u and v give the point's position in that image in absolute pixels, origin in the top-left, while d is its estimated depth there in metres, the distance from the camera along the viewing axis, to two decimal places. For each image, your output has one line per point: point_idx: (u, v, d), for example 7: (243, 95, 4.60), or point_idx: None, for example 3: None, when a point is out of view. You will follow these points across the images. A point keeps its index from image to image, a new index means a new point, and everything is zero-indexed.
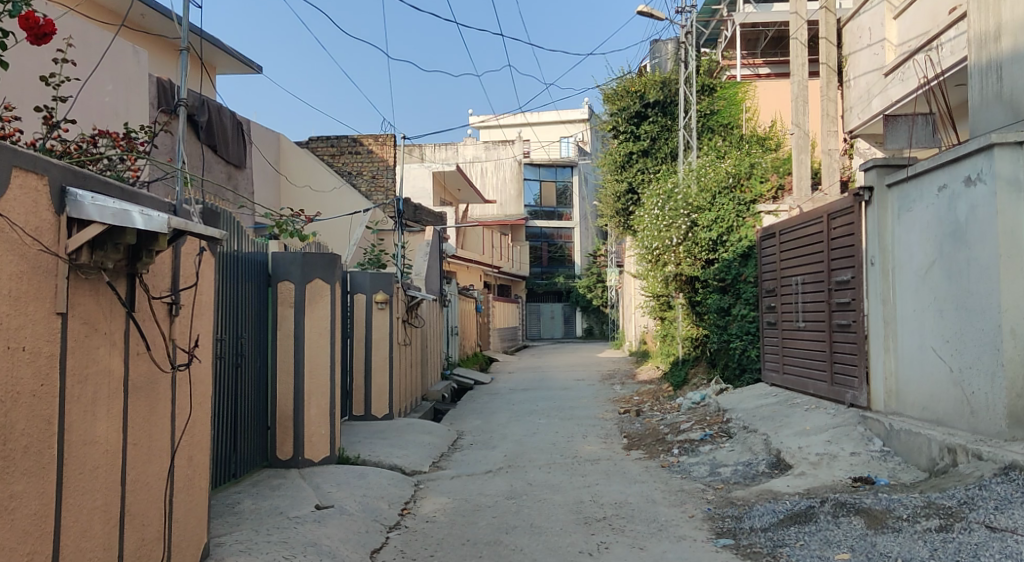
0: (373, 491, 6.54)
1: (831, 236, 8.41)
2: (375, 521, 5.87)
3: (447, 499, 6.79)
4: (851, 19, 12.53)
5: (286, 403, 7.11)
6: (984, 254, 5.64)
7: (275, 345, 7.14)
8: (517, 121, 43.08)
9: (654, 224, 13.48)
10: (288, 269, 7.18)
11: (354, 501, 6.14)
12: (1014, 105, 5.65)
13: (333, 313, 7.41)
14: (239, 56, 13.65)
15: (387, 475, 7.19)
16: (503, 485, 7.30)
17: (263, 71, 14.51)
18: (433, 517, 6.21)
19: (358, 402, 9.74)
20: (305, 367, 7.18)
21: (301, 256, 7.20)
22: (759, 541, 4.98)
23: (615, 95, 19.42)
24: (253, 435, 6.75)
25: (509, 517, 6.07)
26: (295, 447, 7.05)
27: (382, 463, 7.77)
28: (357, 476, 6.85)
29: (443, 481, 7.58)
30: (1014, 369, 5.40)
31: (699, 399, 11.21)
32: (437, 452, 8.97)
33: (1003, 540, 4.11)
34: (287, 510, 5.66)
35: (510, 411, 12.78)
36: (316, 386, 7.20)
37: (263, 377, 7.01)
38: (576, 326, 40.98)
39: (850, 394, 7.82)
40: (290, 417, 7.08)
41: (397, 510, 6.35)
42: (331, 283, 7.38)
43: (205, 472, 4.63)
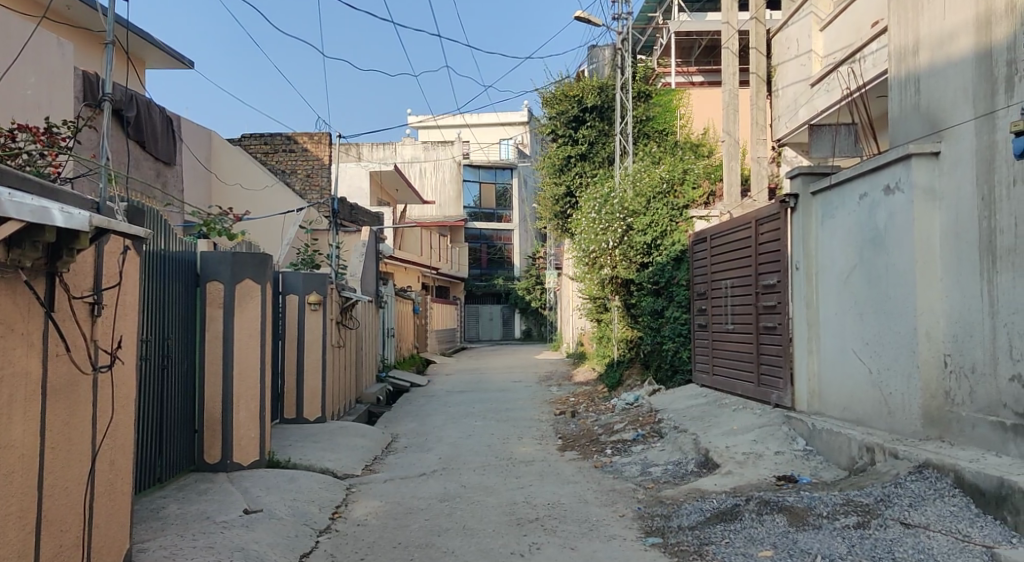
0: (303, 495, 6.39)
1: (758, 242, 8.68)
2: (305, 524, 5.73)
3: (380, 502, 6.71)
4: (780, 30, 12.88)
5: (214, 405, 6.88)
6: (901, 259, 5.87)
7: (203, 347, 6.90)
8: (456, 122, 42.93)
9: (591, 227, 13.57)
10: (216, 268, 6.91)
11: (285, 505, 5.98)
12: (931, 117, 5.89)
13: (264, 314, 7.21)
14: (171, 51, 13.16)
15: (319, 478, 7.04)
16: (437, 488, 7.23)
17: (195, 66, 14.03)
18: (365, 520, 6.10)
19: (289, 405, 9.50)
20: (234, 369, 6.96)
21: (230, 255, 6.96)
22: (686, 539, 5.07)
23: (554, 99, 19.58)
24: (180, 438, 6.50)
25: (442, 520, 6.01)
26: (223, 450, 6.82)
27: (313, 467, 7.60)
28: (287, 480, 6.67)
29: (377, 484, 7.47)
30: (928, 371, 5.64)
31: (633, 400, 11.40)
32: (370, 455, 8.83)
33: (915, 536, 4.30)
34: (214, 514, 5.47)
35: (447, 413, 12.75)
36: (245, 389, 7.00)
37: (190, 378, 6.75)
38: (515, 328, 41.16)
39: (775, 395, 8.09)
40: (219, 419, 6.85)
41: (327, 513, 6.21)
42: (261, 284, 7.18)
43: (129, 476, 4.41)
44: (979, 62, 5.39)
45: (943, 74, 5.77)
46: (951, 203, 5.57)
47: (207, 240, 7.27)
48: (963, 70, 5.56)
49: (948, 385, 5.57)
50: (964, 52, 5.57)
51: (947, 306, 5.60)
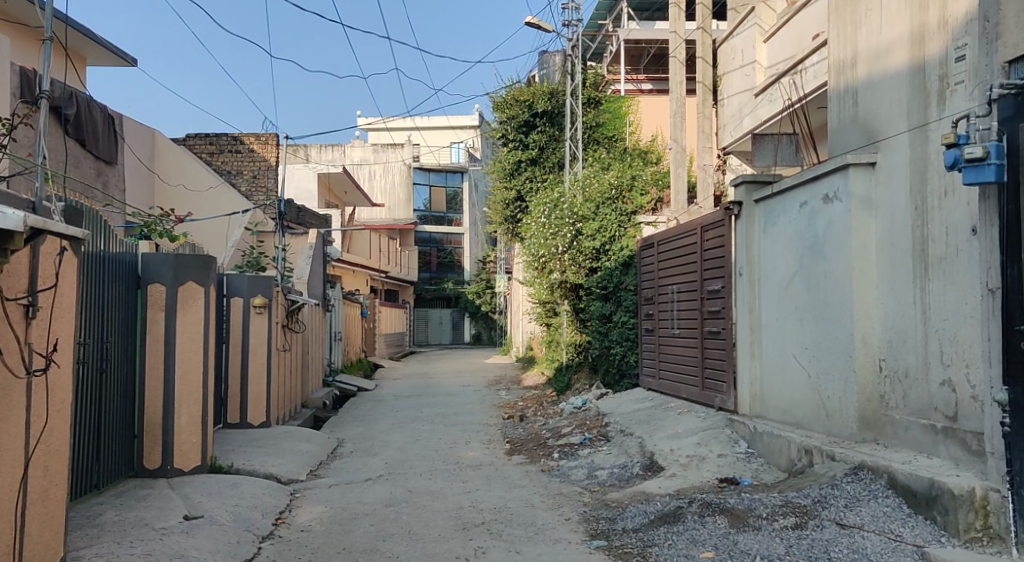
0: (246, 501, 6.22)
1: (704, 248, 8.85)
2: (248, 530, 5.57)
3: (325, 507, 6.58)
4: (726, 40, 13.16)
5: (154, 410, 6.65)
6: (840, 266, 6.05)
7: (144, 351, 6.67)
8: (406, 125, 42.71)
9: (540, 231, 13.61)
10: (159, 270, 6.72)
11: (227, 511, 5.81)
12: (867, 128, 6.09)
13: (207, 318, 7.02)
14: (113, 48, 12.75)
15: (262, 484, 6.87)
16: (383, 493, 7.14)
17: (138, 64, 13.61)
18: (309, 526, 5.97)
19: (232, 410, 9.26)
20: (176, 373, 6.74)
21: (172, 257, 6.76)
22: (630, 542, 5.13)
23: (505, 103, 19.64)
24: (118, 443, 6.27)
25: (387, 525, 5.94)
26: (163, 456, 6.59)
27: (256, 472, 7.41)
28: (229, 486, 6.49)
29: (321, 489, 7.33)
30: (864, 375, 5.81)
31: (580, 404, 11.47)
32: (315, 460, 8.67)
33: (850, 536, 4.40)
34: (153, 521, 5.28)
35: (394, 417, 12.63)
36: (188, 392, 6.80)
37: (130, 383, 6.52)
38: (465, 332, 41.13)
39: (719, 399, 8.28)
40: (160, 424, 6.62)
41: (270, 519, 6.05)
42: (205, 287, 6.99)
43: (64, 482, 4.20)
44: (913, 76, 5.57)
45: (880, 86, 5.97)
46: (885, 212, 5.76)
47: (149, 242, 7.06)
48: (898, 83, 5.74)
49: (882, 389, 5.74)
50: (898, 66, 5.75)
51: (881, 313, 5.78)
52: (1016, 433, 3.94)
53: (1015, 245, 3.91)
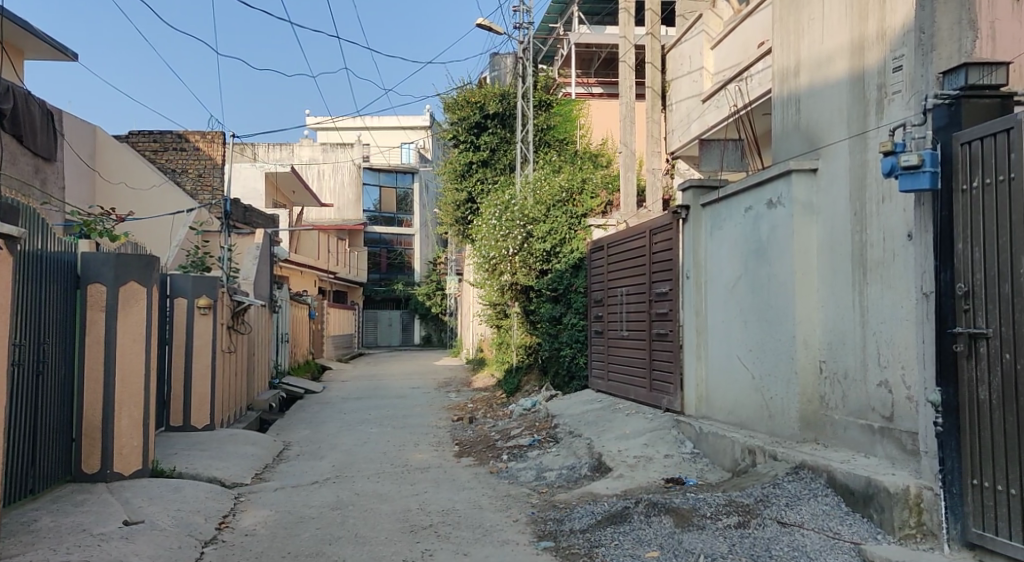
0: (188, 505, 6.04)
1: (652, 251, 8.98)
2: (190, 535, 5.41)
3: (270, 511, 6.44)
4: (675, 46, 13.36)
5: (94, 412, 6.40)
6: (782, 269, 6.19)
7: (82, 353, 6.41)
8: (356, 124, 42.25)
9: (491, 233, 13.59)
10: (99, 270, 6.50)
11: (168, 516, 5.64)
12: (809, 135, 6.26)
13: (149, 319, 6.80)
14: (52, 42, 12.25)
15: (205, 488, 6.68)
16: (330, 496, 7.02)
17: (79, 58, 13.10)
18: (253, 530, 5.83)
19: (175, 412, 8.97)
20: (116, 375, 6.50)
21: (114, 256, 6.54)
22: (578, 542, 5.16)
23: (456, 105, 19.61)
24: (55, 447, 6.01)
25: (333, 528, 5.84)
26: (103, 459, 6.35)
27: (199, 476, 7.21)
28: (171, 490, 6.30)
29: (267, 493, 7.17)
30: (805, 376, 5.96)
31: (530, 406, 11.48)
32: (261, 464, 8.47)
33: (791, 534, 4.49)
34: (90, 526, 5.10)
35: (342, 420, 12.43)
36: (129, 393, 6.56)
37: (68, 385, 6.26)
38: (414, 334, 40.90)
39: (666, 400, 8.41)
40: (99, 427, 6.38)
41: (214, 523, 5.88)
42: (147, 287, 6.79)
43: None
44: (853, 85, 5.74)
45: (821, 95, 6.14)
46: (826, 217, 5.91)
47: (89, 242, 6.84)
48: (838, 91, 5.90)
49: (822, 390, 5.90)
50: (839, 75, 5.92)
51: (822, 316, 5.94)
52: (948, 434, 3.96)
53: (947, 249, 3.99)
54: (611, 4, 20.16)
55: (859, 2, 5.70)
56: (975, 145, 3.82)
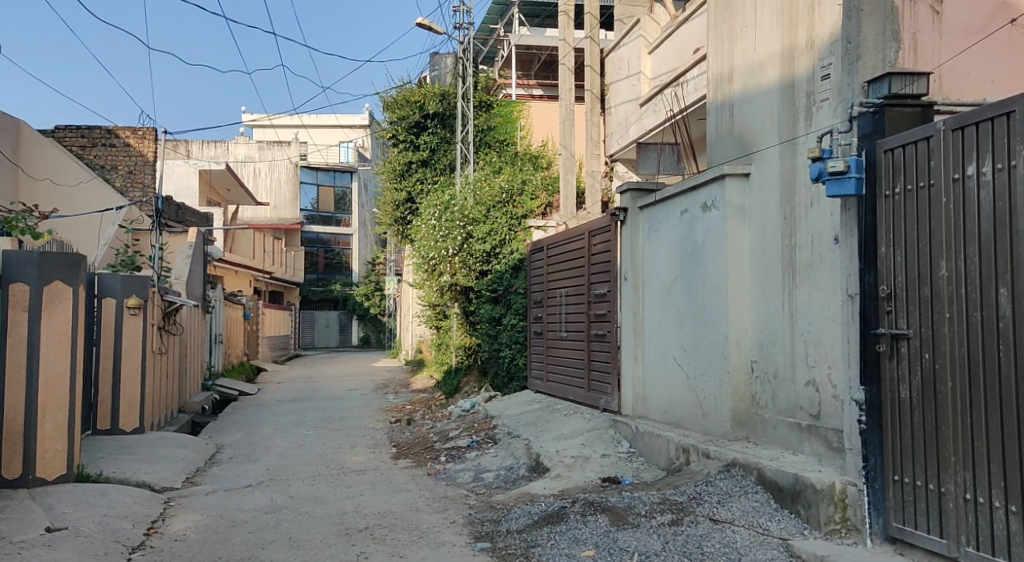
0: (115, 511, 5.80)
1: (591, 253, 9.09)
2: (116, 541, 5.20)
3: (200, 515, 6.22)
4: (613, 51, 13.55)
5: (15, 416, 6.05)
6: (716, 271, 6.33)
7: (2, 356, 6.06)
8: (293, 122, 41.39)
9: (430, 233, 13.49)
10: (22, 269, 6.17)
11: (93, 521, 5.40)
12: (742, 140, 6.42)
13: (76, 320, 6.52)
14: None
15: (133, 492, 6.43)
16: (263, 500, 6.85)
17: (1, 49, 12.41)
18: (183, 535, 5.63)
19: (103, 415, 8.59)
20: (40, 378, 6.19)
21: (38, 254, 6.23)
22: (514, 542, 5.16)
23: (395, 104, 19.44)
24: None
25: (267, 532, 5.69)
26: (25, 464, 6.03)
27: (127, 481, 6.94)
28: (97, 495, 6.04)
29: (198, 497, 6.94)
30: (737, 376, 6.10)
31: (469, 407, 11.43)
32: (192, 467, 8.20)
33: (722, 531, 4.57)
34: (8, 534, 4.84)
35: (277, 422, 12.15)
36: (53, 396, 6.25)
37: None
38: (352, 335, 40.40)
39: (604, 400, 8.51)
40: (21, 431, 6.04)
41: (142, 529, 5.66)
42: (74, 287, 6.51)
43: None
44: (784, 91, 5.90)
45: (753, 101, 6.30)
46: (758, 221, 6.06)
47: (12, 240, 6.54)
48: (770, 98, 6.07)
49: (753, 390, 6.06)
50: (770, 82, 6.08)
51: (753, 318, 6.09)
52: (871, 431, 4.11)
53: (871, 253, 4.14)
54: (551, 7, 20.27)
55: (789, 11, 5.88)
56: (898, 152, 3.95)
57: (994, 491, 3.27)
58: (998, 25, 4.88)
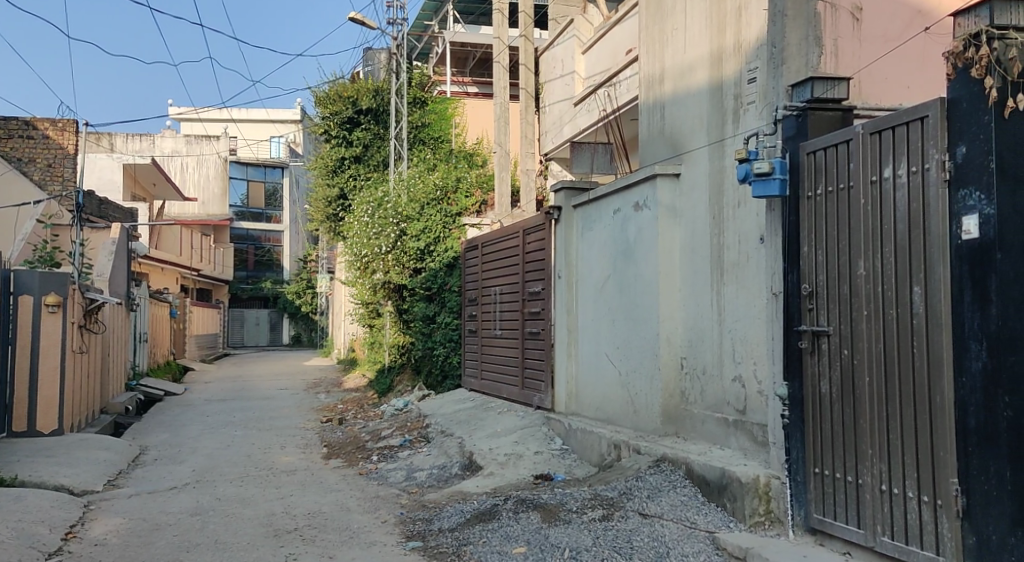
0: (30, 515, 5.50)
1: (525, 251, 9.12)
2: (30, 547, 4.93)
3: (122, 519, 5.96)
4: (547, 50, 13.63)
5: None
6: (648, 269, 6.44)
7: None
8: (222, 116, 40.08)
9: (363, 230, 13.36)
10: None
11: (5, 527, 5.10)
12: (673, 141, 6.55)
13: None
14: None
15: (50, 497, 6.12)
16: (189, 501, 6.62)
17: None
18: (104, 539, 5.38)
19: (18, 418, 8.15)
20: None
21: None
22: (446, 542, 5.12)
23: (327, 99, 19.06)
24: None
25: (192, 535, 5.49)
26: None
27: (43, 485, 6.60)
28: (11, 500, 5.72)
29: (120, 500, 6.65)
30: (667, 373, 6.22)
31: (402, 406, 11.33)
32: (114, 470, 7.85)
33: (651, 525, 4.64)
34: None
35: (204, 423, 11.75)
36: None
37: None
38: (283, 334, 39.42)
39: (537, 397, 8.55)
40: None
41: (59, 534, 5.38)
42: None
43: None
44: (712, 94, 6.05)
45: (683, 102, 6.44)
46: (688, 220, 6.19)
47: None
48: (699, 100, 6.21)
49: (683, 386, 6.19)
50: (700, 84, 6.22)
51: (682, 315, 6.22)
52: (794, 425, 4.26)
53: (795, 252, 4.29)
54: (486, 6, 20.23)
55: (718, 15, 6.02)
56: (819, 154, 4.09)
57: (908, 482, 3.42)
58: (913, 33, 5.12)
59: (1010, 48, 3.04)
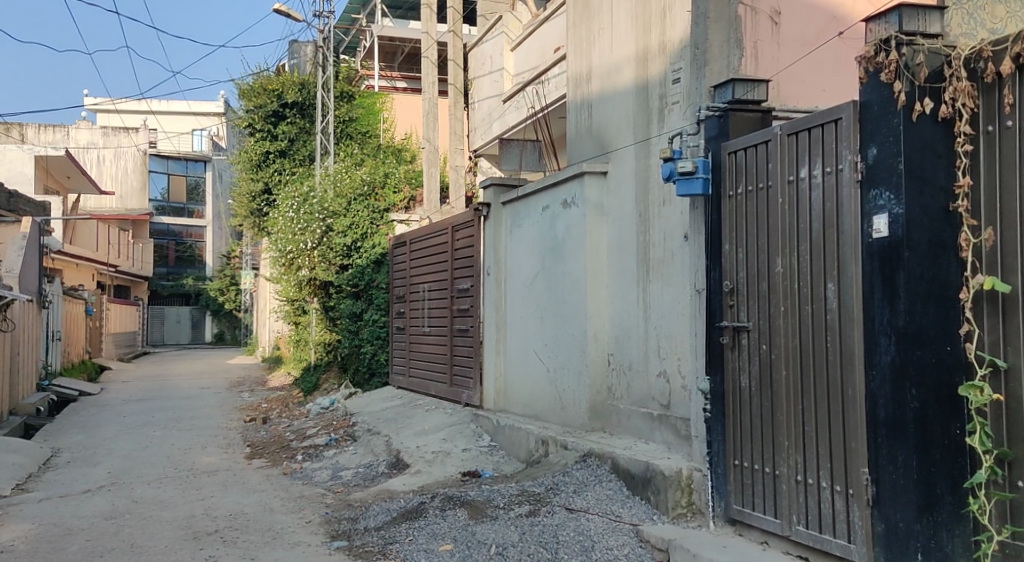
0: None
1: (454, 248, 9.09)
2: None
3: (30, 524, 5.63)
4: (476, 46, 13.60)
5: None
6: (575, 267, 6.51)
7: None
8: (140, 108, 38.49)
9: (288, 226, 13.01)
10: None
11: None
12: (600, 139, 6.64)
13: None
14: None
15: None
16: (104, 504, 6.32)
17: None
18: (8, 546, 5.07)
19: None
20: None
21: None
22: (371, 540, 5.05)
23: (251, 92, 18.52)
24: None
25: (107, 539, 5.25)
26: None
27: None
28: None
29: (29, 504, 6.30)
30: (595, 369, 6.31)
31: (328, 404, 11.12)
32: (23, 473, 7.43)
33: (577, 520, 4.68)
34: None
35: (121, 423, 11.26)
36: None
37: None
38: (205, 332, 37.91)
39: (466, 394, 8.54)
40: None
41: None
42: None
43: None
44: (638, 93, 6.15)
45: (610, 102, 6.53)
46: (615, 218, 6.29)
47: None
48: (625, 99, 6.31)
49: (610, 381, 6.28)
50: (626, 84, 6.32)
51: (609, 311, 6.31)
52: (715, 419, 4.38)
53: (716, 250, 4.42)
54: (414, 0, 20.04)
55: (643, 17, 6.14)
56: (740, 154, 4.21)
57: (822, 473, 3.56)
58: (827, 38, 5.35)
59: (917, 54, 3.18)
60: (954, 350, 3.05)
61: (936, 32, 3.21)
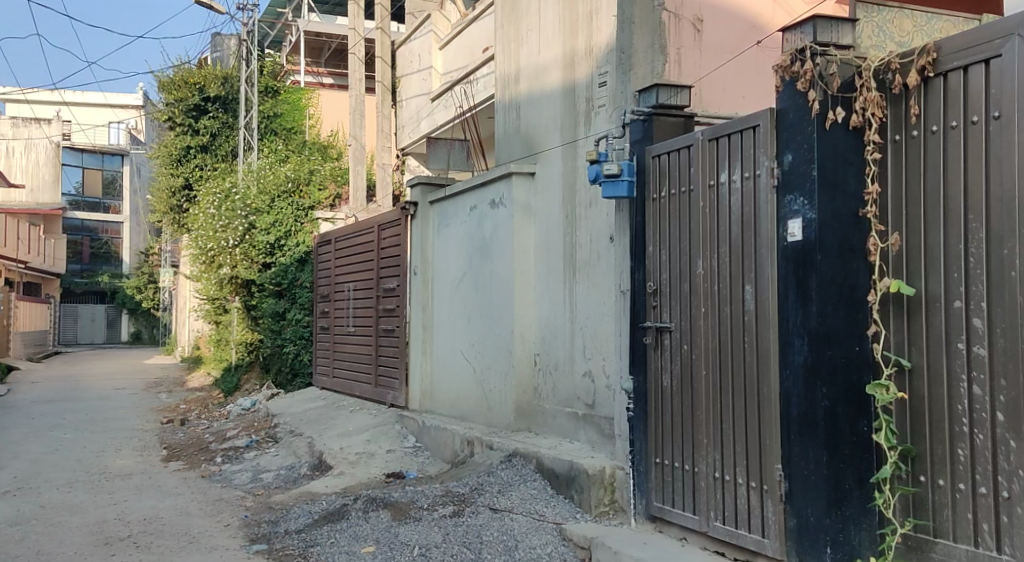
0: None
1: (380, 247, 8.96)
2: None
3: None
4: (404, 43, 13.46)
5: None
6: (502, 267, 6.52)
7: None
8: (53, 98, 36.51)
9: (209, 223, 12.57)
10: None
11: None
12: (528, 140, 6.67)
13: None
14: None
15: None
16: (6, 510, 5.95)
17: None
18: None
19: None
20: None
21: None
22: (292, 543, 4.93)
23: (171, 84, 17.80)
24: None
25: (9, 546, 4.94)
26: None
27: None
28: None
29: None
30: (521, 369, 6.33)
31: (249, 405, 10.79)
32: None
33: (501, 519, 4.68)
34: None
35: (27, 426, 10.64)
36: None
37: None
38: (122, 331, 36.98)
39: (391, 395, 8.44)
40: None
41: None
42: None
43: None
44: (565, 95, 6.21)
45: (538, 103, 6.57)
46: (542, 219, 6.33)
47: None
48: (553, 100, 6.35)
49: (536, 381, 6.32)
50: (554, 86, 6.37)
51: (536, 312, 6.35)
52: (637, 417, 4.47)
53: (640, 251, 4.50)
54: None
55: (571, 20, 6.20)
56: (664, 158, 4.30)
57: (739, 469, 3.68)
58: (747, 45, 5.50)
59: (830, 64, 3.28)
60: (862, 350, 3.17)
61: (848, 44, 3.31)
